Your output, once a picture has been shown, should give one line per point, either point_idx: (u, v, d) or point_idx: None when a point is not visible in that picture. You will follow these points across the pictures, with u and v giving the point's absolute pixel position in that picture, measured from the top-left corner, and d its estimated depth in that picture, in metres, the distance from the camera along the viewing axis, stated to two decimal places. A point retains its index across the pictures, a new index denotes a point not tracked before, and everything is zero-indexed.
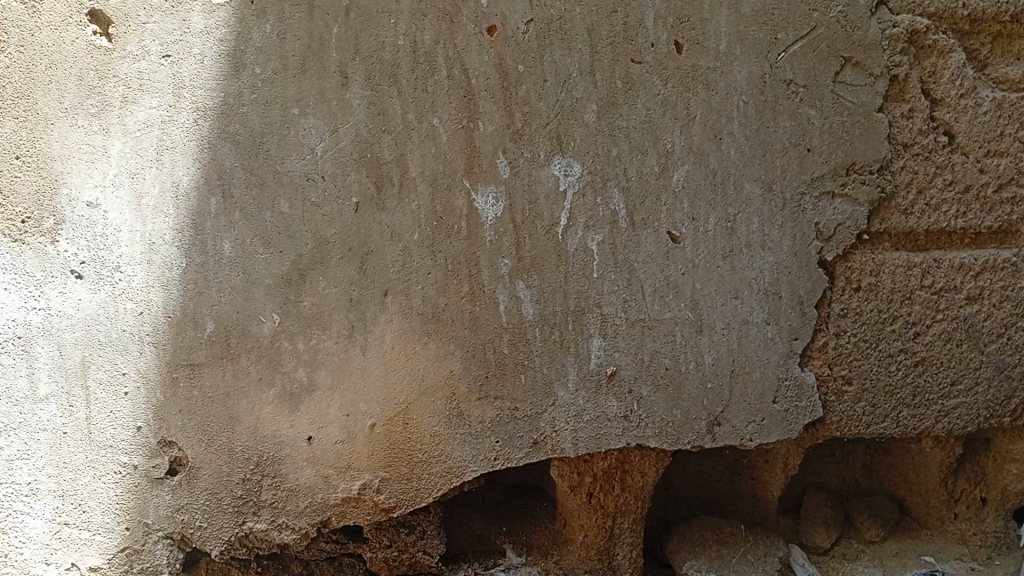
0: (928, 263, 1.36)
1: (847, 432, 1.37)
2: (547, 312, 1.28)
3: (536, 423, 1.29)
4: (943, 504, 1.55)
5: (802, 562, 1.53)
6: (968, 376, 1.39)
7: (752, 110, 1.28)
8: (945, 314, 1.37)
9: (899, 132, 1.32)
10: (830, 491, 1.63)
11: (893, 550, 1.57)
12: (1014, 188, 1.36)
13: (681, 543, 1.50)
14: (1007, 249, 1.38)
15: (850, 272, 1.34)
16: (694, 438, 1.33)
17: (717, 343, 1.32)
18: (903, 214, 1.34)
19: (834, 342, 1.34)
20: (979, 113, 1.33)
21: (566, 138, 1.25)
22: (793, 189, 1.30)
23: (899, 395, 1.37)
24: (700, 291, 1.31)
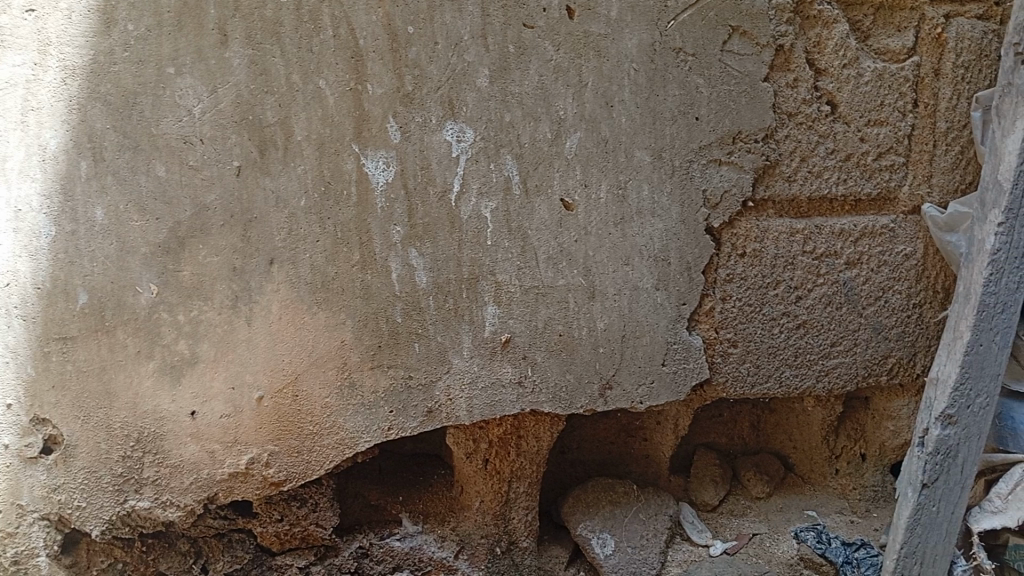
0: (810, 230, 1.41)
1: (732, 393, 1.43)
2: (441, 280, 1.27)
3: (431, 391, 1.29)
4: (824, 461, 1.64)
5: (691, 520, 1.59)
6: (847, 338, 1.45)
7: (643, 78, 1.28)
8: (825, 279, 1.42)
9: (784, 101, 1.34)
10: (719, 450, 1.70)
11: (777, 505, 1.63)
12: (893, 157, 1.41)
13: (576, 505, 1.53)
14: (886, 216, 1.44)
15: (736, 238, 1.38)
16: (587, 402, 1.36)
17: (609, 309, 1.34)
18: (786, 181, 1.38)
19: (720, 306, 1.39)
20: (861, 83, 1.37)
21: (458, 103, 1.23)
22: (682, 156, 1.32)
23: (781, 356, 1.43)
24: (592, 258, 1.32)
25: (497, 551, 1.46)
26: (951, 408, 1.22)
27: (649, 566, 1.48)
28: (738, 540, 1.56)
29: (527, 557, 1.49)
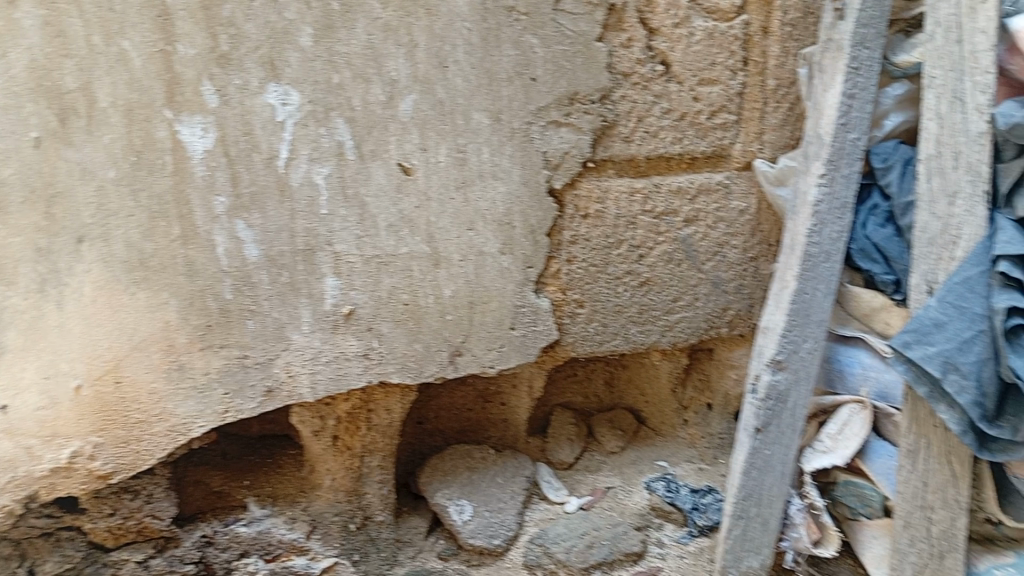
0: (648, 189, 1.43)
1: (581, 351, 1.47)
2: (273, 253, 1.21)
3: (269, 369, 1.24)
4: (673, 412, 1.69)
5: (548, 479, 1.59)
6: (688, 293, 1.50)
7: (476, 38, 1.25)
8: (665, 237, 1.46)
9: (618, 61, 1.34)
10: (575, 409, 1.73)
11: (631, 458, 1.67)
12: (725, 115, 1.43)
13: (433, 474, 1.52)
14: (720, 172, 1.47)
15: (578, 200, 1.39)
16: (436, 370, 1.34)
17: (455, 275, 1.32)
18: (625, 141, 1.39)
19: (566, 268, 1.41)
20: (692, 43, 1.37)
21: (280, 63, 1.16)
22: (521, 118, 1.30)
23: (626, 313, 1.48)
24: (435, 225, 1.29)
25: (351, 527, 1.43)
26: (781, 354, 1.26)
27: (506, 528, 1.46)
28: (593, 496, 1.58)
29: (384, 531, 1.46)
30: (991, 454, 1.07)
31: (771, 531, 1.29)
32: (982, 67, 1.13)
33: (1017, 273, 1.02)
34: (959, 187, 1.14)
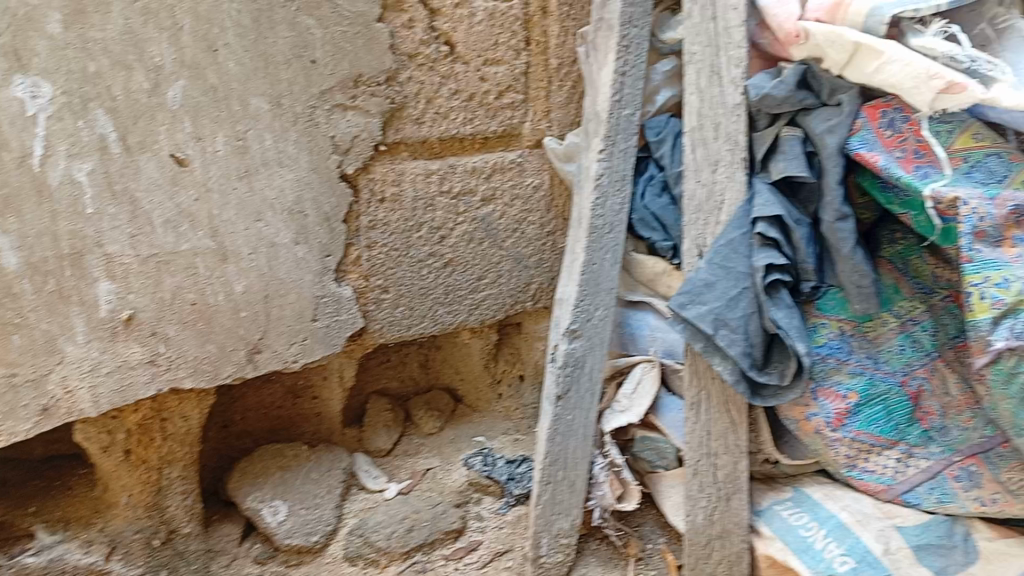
0: (445, 170, 1.43)
1: (390, 337, 1.47)
2: (35, 260, 1.09)
3: (43, 386, 1.14)
4: (488, 387, 1.73)
5: (366, 468, 1.57)
6: (492, 271, 1.53)
7: (247, 20, 1.18)
8: (464, 217, 1.47)
9: (401, 42, 1.32)
10: (391, 394, 1.72)
11: (450, 437, 1.67)
12: (512, 95, 1.46)
13: (243, 478, 1.46)
14: (513, 151, 1.50)
15: (373, 184, 1.37)
16: (234, 370, 1.30)
17: (245, 270, 1.26)
18: (416, 123, 1.38)
19: (367, 254, 1.39)
20: (474, 23, 1.37)
21: (26, 53, 1.03)
22: (303, 102, 1.26)
23: (432, 295, 1.48)
24: (218, 217, 1.22)
25: (155, 543, 1.35)
26: (575, 323, 1.31)
27: (325, 523, 1.43)
28: (413, 479, 1.57)
29: (193, 542, 1.39)
30: (763, 400, 1.14)
31: (578, 491, 1.33)
32: (735, 42, 1.18)
33: (772, 232, 1.09)
34: (721, 155, 1.19)
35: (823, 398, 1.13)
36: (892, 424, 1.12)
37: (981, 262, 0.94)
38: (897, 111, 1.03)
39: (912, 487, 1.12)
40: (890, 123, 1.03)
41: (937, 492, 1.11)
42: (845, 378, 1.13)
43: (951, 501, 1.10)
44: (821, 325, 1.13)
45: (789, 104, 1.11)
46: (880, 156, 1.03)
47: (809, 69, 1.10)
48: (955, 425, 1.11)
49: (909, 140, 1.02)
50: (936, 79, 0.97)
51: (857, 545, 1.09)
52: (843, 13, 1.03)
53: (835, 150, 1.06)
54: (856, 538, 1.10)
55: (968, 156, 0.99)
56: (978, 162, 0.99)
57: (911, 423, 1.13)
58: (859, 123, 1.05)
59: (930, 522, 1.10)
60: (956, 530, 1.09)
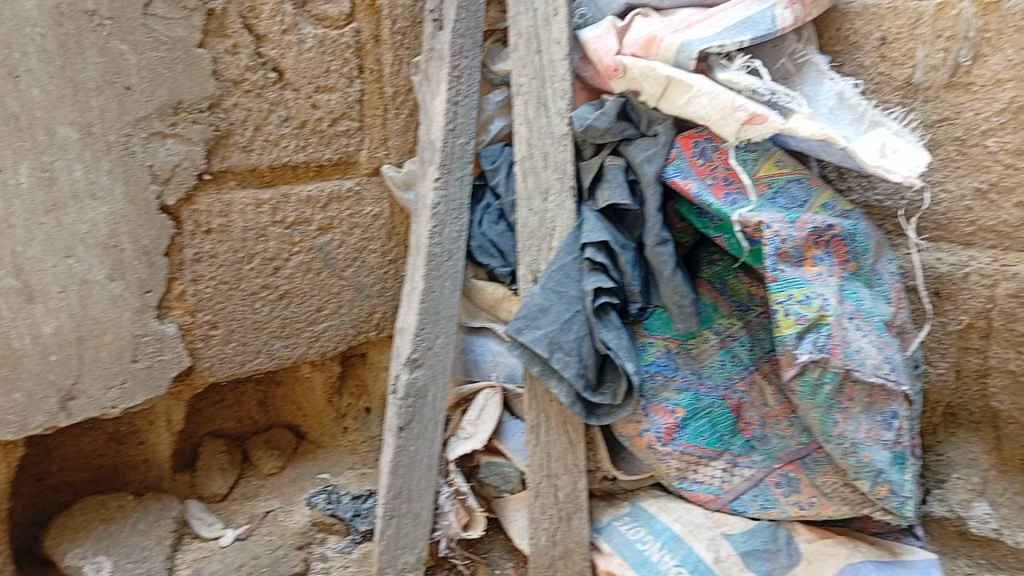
0: (276, 199, 1.37)
1: (221, 375, 1.40)
2: None
3: None
4: (333, 421, 1.68)
5: (201, 515, 1.48)
6: (332, 301, 1.48)
7: (52, 45, 1.10)
8: (300, 247, 1.42)
9: (225, 68, 1.26)
10: (227, 436, 1.63)
11: (291, 476, 1.61)
12: (347, 122, 1.41)
13: (61, 535, 1.35)
14: (350, 179, 1.45)
15: (197, 215, 1.30)
16: (44, 420, 1.20)
17: (55, 310, 1.17)
18: (243, 151, 1.31)
19: (192, 289, 1.32)
20: (303, 50, 1.32)
21: None
22: (117, 131, 1.18)
23: (267, 329, 1.42)
24: (22, 255, 1.12)
25: None
26: (416, 352, 1.23)
27: None
28: (251, 523, 1.49)
29: None
30: (598, 419, 1.17)
31: (424, 523, 1.24)
32: (560, 74, 1.20)
33: (600, 257, 1.12)
34: (550, 183, 1.21)
35: (654, 414, 1.16)
36: (717, 435, 1.15)
37: (785, 281, 0.98)
38: (708, 141, 1.09)
39: (738, 495, 1.14)
40: (702, 152, 1.09)
41: (761, 498, 1.13)
42: (673, 394, 1.16)
43: (774, 506, 1.12)
44: (649, 344, 1.18)
45: (611, 135, 1.14)
46: (694, 183, 1.08)
47: (628, 101, 1.14)
48: (774, 433, 1.15)
49: (718, 168, 1.07)
50: (741, 110, 1.02)
51: (690, 555, 1.11)
52: (656, 48, 1.09)
53: (653, 178, 1.11)
54: (689, 548, 1.11)
55: (772, 182, 1.06)
56: (781, 188, 1.06)
57: (735, 433, 1.16)
58: (673, 153, 1.11)
59: (756, 528, 1.12)
60: (780, 534, 1.12)
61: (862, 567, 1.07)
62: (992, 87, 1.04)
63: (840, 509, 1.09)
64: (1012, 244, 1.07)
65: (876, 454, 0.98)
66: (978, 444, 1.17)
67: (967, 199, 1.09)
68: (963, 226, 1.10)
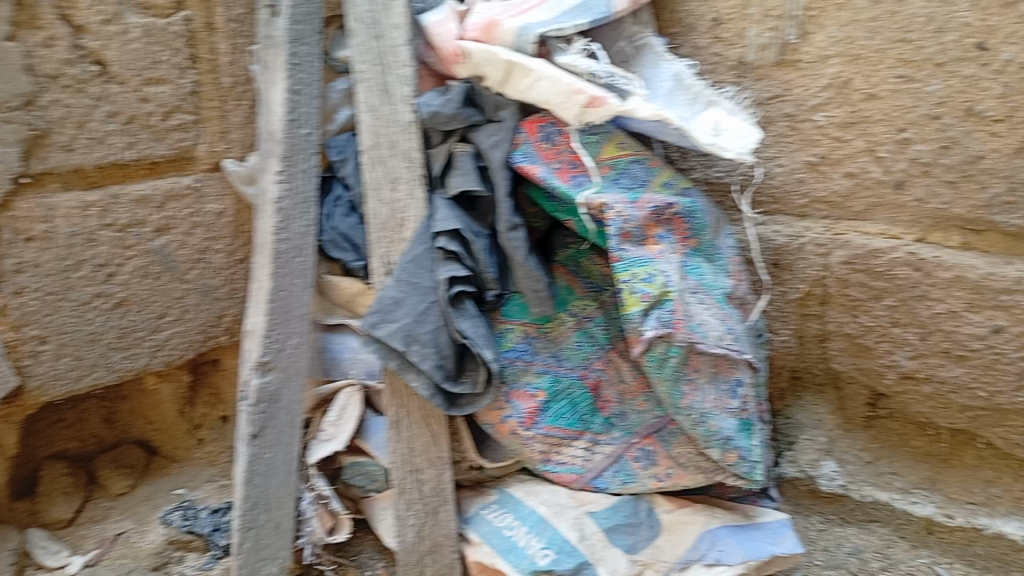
0: (106, 200, 1.26)
1: (54, 394, 1.29)
2: None
3: None
4: (185, 434, 1.55)
5: (43, 545, 1.37)
6: (175, 307, 1.37)
7: None
8: (135, 251, 1.30)
9: (39, 62, 1.15)
10: (68, 457, 1.47)
11: (143, 495, 1.49)
12: (181, 116, 1.30)
13: None
14: (188, 176, 1.34)
15: (17, 222, 1.18)
16: None
17: None
18: (64, 151, 1.20)
19: (15, 303, 1.21)
20: (128, 40, 1.21)
21: None
22: None
23: (104, 340, 1.31)
24: None
25: None
26: (266, 355, 1.17)
27: None
28: (101, 548, 1.39)
29: None
30: (460, 409, 1.13)
31: (285, 532, 1.19)
32: (402, 61, 1.16)
33: (453, 246, 1.09)
34: (399, 172, 1.15)
35: (516, 399, 1.15)
36: (577, 415, 1.15)
37: (629, 261, 1.00)
38: (552, 125, 1.09)
39: (600, 473, 1.15)
40: (547, 136, 1.09)
41: (621, 474, 1.15)
42: (533, 377, 1.16)
43: (634, 480, 1.15)
44: (507, 331, 1.17)
45: (457, 121, 1.12)
46: (540, 167, 1.07)
47: (473, 87, 1.13)
48: (631, 409, 1.16)
49: (563, 152, 1.08)
50: (581, 93, 1.02)
51: (555, 537, 1.09)
52: (497, 32, 1.07)
53: (501, 164, 1.09)
54: (554, 530, 1.10)
55: (615, 164, 1.08)
56: (623, 169, 1.08)
57: (594, 413, 1.16)
58: (519, 138, 1.10)
59: (618, 504, 1.13)
60: (640, 507, 1.14)
61: (719, 533, 1.11)
62: (818, 64, 1.07)
63: (694, 478, 1.13)
64: (843, 214, 1.11)
65: (723, 421, 1.01)
66: (824, 405, 1.22)
67: (799, 172, 1.12)
68: (798, 199, 1.14)
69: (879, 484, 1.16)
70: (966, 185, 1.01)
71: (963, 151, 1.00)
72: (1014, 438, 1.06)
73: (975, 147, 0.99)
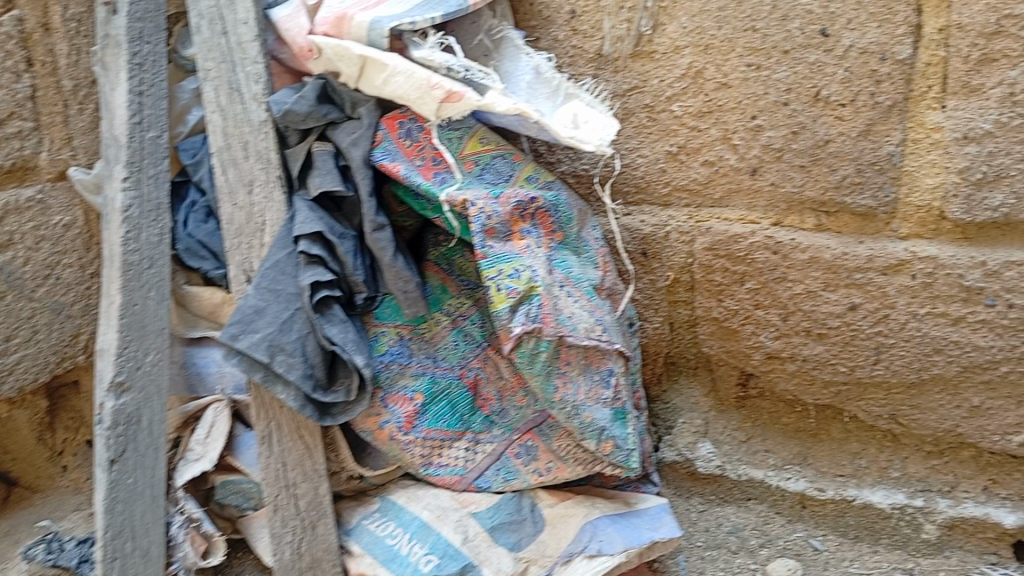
0: None
1: None
2: None
3: None
4: (48, 462, 1.39)
5: None
6: (24, 327, 1.23)
7: None
8: None
9: None
10: None
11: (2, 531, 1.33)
12: (18, 122, 1.18)
13: None
14: (30, 186, 1.21)
15: None
16: None
17: None
18: None
19: None
20: None
21: None
22: None
23: None
24: None
25: None
26: (120, 375, 1.10)
27: None
28: None
29: None
30: (334, 418, 1.07)
31: (155, 559, 1.11)
32: (251, 57, 1.10)
33: (316, 249, 1.03)
34: (254, 175, 1.09)
35: (392, 404, 1.10)
36: (456, 416, 1.12)
37: (494, 257, 0.98)
38: (413, 121, 1.05)
39: (481, 472, 1.12)
40: (408, 133, 1.05)
41: (503, 471, 1.12)
42: (410, 381, 1.11)
43: (515, 477, 1.12)
44: (381, 334, 1.11)
45: (313, 119, 1.06)
46: (402, 165, 1.04)
47: (328, 83, 1.07)
48: (511, 405, 1.14)
49: (426, 148, 1.05)
50: (437, 88, 1.00)
51: (439, 542, 1.07)
52: (348, 26, 1.03)
53: (361, 162, 1.05)
54: (437, 534, 1.08)
55: (478, 160, 1.06)
56: (487, 165, 1.06)
57: (474, 412, 1.13)
58: (379, 135, 1.05)
59: (500, 502, 1.11)
60: (523, 504, 1.12)
61: (599, 523, 1.10)
62: (672, 55, 1.08)
63: (574, 470, 1.12)
64: (703, 202, 1.13)
65: (596, 412, 1.01)
66: (698, 388, 1.23)
67: (661, 162, 1.13)
68: (661, 188, 1.14)
69: (753, 463, 1.19)
70: (816, 168, 1.05)
71: (811, 135, 1.03)
72: (875, 410, 1.11)
73: (823, 131, 1.03)
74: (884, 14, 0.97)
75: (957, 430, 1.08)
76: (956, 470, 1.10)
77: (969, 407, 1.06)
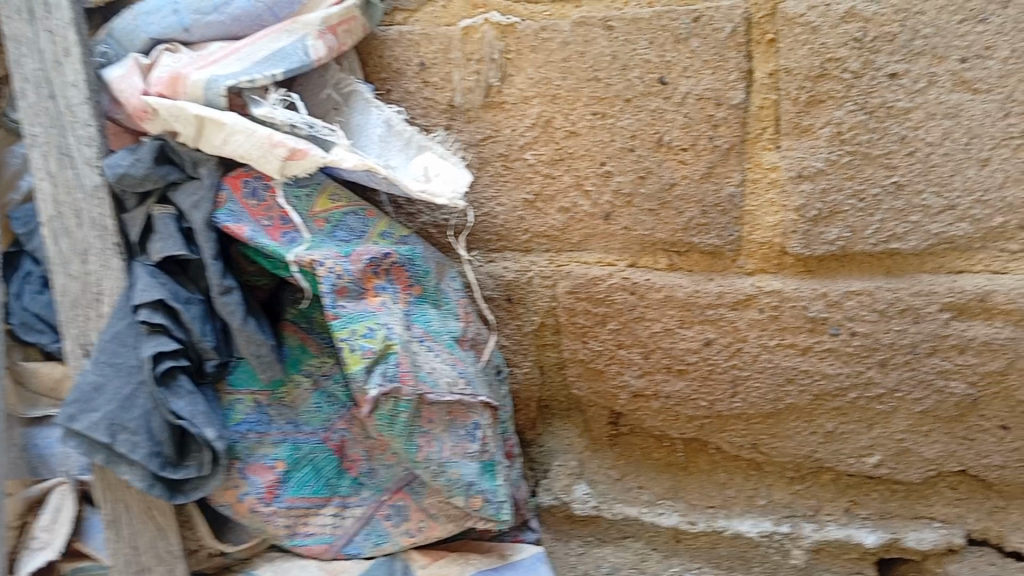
0: None
1: None
2: None
3: None
4: None
5: None
6: None
7: None
8: None
9: None
10: None
11: None
12: None
13: None
14: None
15: None
16: None
17: None
18: None
19: None
20: None
21: None
22: None
23: None
24: None
25: None
26: None
27: None
28: None
29: None
30: (187, 496, 1.02)
31: None
32: (81, 120, 1.05)
33: (158, 317, 0.98)
34: (88, 243, 1.05)
35: (253, 474, 1.05)
36: (322, 482, 1.09)
37: (347, 318, 0.97)
38: (258, 179, 1.02)
39: (351, 538, 1.10)
40: (253, 192, 1.02)
41: (372, 536, 1.10)
42: (271, 448, 1.07)
43: (386, 541, 1.10)
44: (236, 402, 1.06)
45: (151, 181, 1.01)
46: (247, 226, 1.00)
47: (166, 143, 1.02)
48: (380, 465, 1.11)
49: (273, 208, 1.02)
50: (279, 146, 0.98)
51: None
52: (183, 86, 0.99)
53: (203, 226, 1.00)
54: None
55: (329, 217, 1.04)
56: (339, 222, 1.04)
57: (341, 475, 1.10)
58: (222, 196, 1.01)
59: (372, 568, 1.09)
60: (396, 567, 1.10)
61: None
62: (521, 105, 1.09)
63: (446, 528, 1.10)
64: (562, 246, 1.13)
65: (464, 468, 1.00)
66: (572, 429, 1.23)
67: (518, 210, 1.13)
68: (520, 235, 1.14)
69: (627, 500, 1.19)
70: (664, 211, 1.07)
71: (658, 180, 1.06)
72: (737, 441, 1.13)
73: (668, 175, 1.06)
74: (717, 61, 1.01)
75: (815, 455, 1.11)
76: (818, 494, 1.14)
77: (825, 433, 1.10)
